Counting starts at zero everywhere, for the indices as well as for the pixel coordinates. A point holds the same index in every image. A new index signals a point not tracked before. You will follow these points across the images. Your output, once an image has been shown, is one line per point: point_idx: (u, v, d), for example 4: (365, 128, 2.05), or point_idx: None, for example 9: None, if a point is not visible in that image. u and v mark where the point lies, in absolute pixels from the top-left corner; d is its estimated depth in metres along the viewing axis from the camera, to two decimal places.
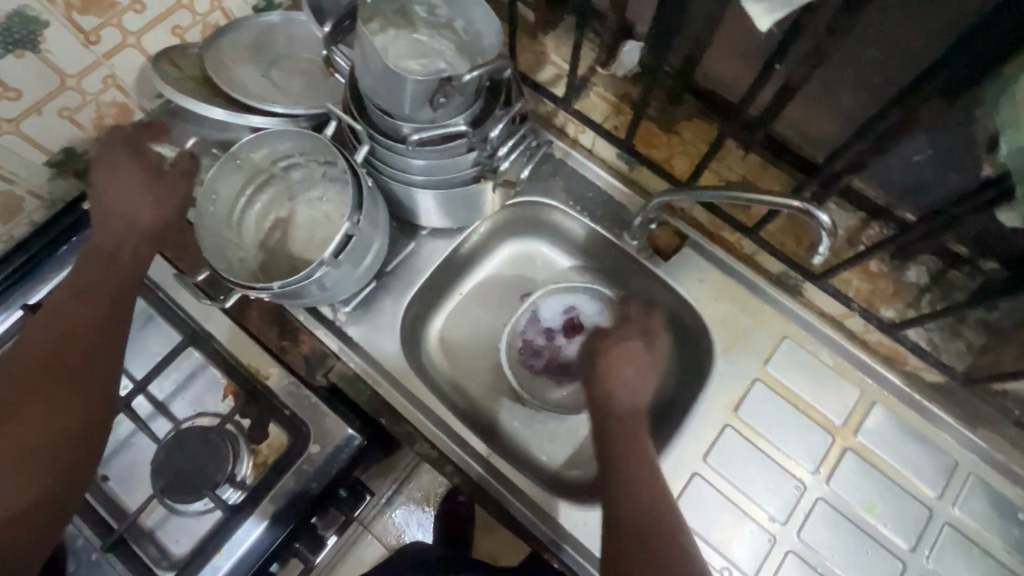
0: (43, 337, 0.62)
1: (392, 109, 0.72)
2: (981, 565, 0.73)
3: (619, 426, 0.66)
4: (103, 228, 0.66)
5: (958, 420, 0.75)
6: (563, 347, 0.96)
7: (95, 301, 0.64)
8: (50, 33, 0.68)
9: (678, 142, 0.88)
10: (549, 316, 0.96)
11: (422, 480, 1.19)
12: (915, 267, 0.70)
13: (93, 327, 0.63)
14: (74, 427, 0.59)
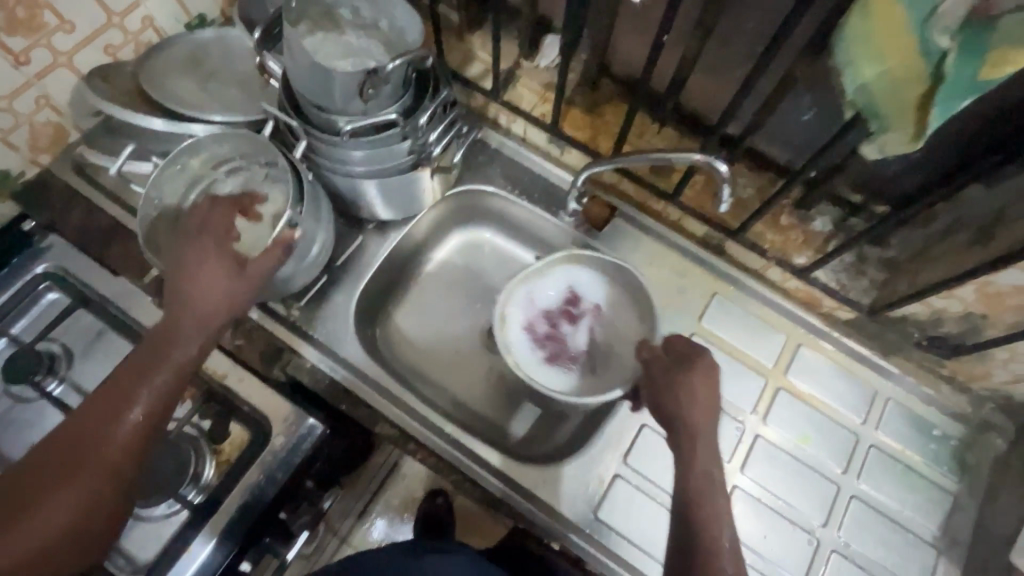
0: (90, 417, 0.57)
1: (323, 101, 0.66)
2: (906, 480, 0.76)
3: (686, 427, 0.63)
4: (179, 311, 0.61)
5: (874, 352, 0.80)
6: (564, 328, 0.83)
7: (139, 394, 0.58)
8: None
9: (602, 123, 0.85)
10: (552, 299, 0.83)
11: (400, 484, 1.16)
12: (819, 217, 0.77)
13: (136, 431, 0.58)
14: (93, 519, 0.55)
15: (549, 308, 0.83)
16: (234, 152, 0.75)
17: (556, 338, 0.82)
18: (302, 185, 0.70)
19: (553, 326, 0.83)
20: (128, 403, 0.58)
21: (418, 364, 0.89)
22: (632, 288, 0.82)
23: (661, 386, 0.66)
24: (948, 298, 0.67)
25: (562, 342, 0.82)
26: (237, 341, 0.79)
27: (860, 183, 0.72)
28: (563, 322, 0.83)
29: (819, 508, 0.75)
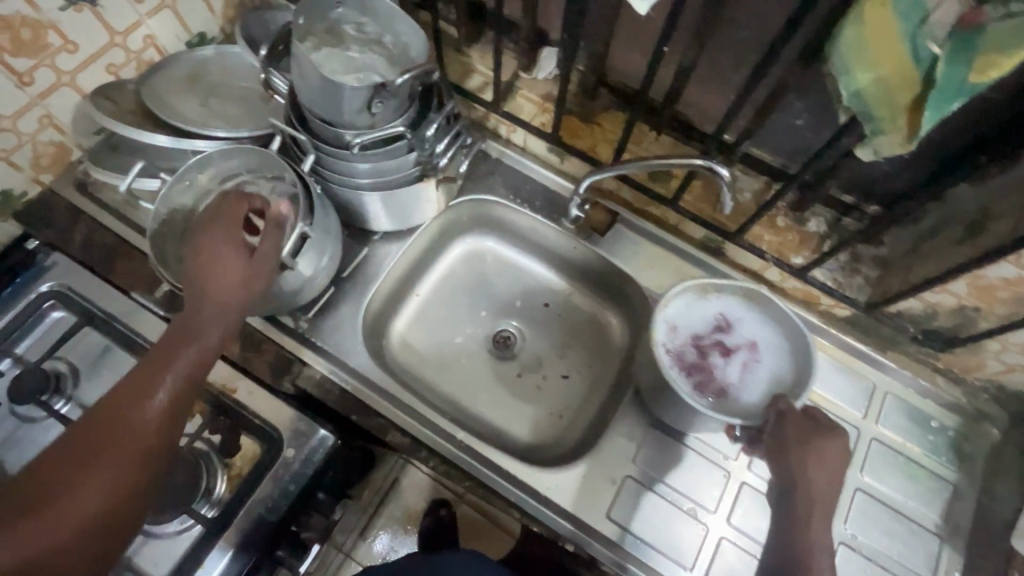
0: (113, 404, 0.58)
1: (330, 114, 0.67)
2: (908, 472, 0.78)
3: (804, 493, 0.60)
4: (195, 307, 0.62)
5: (871, 347, 0.82)
6: (710, 361, 0.71)
7: (167, 383, 0.59)
8: None
9: (601, 132, 0.87)
10: (700, 326, 0.73)
11: (405, 494, 1.15)
12: (814, 219, 0.80)
13: (162, 421, 0.58)
14: (116, 507, 0.55)
15: (695, 338, 0.72)
16: (242, 168, 0.77)
17: (700, 371, 0.71)
18: (312, 200, 0.71)
19: (699, 357, 0.72)
20: (152, 387, 0.58)
21: (425, 372, 0.90)
22: (792, 335, 0.70)
23: (789, 447, 0.62)
24: (942, 293, 0.69)
25: (709, 375, 0.71)
26: (246, 354, 0.79)
27: (852, 184, 0.75)
28: (711, 353, 0.72)
29: None
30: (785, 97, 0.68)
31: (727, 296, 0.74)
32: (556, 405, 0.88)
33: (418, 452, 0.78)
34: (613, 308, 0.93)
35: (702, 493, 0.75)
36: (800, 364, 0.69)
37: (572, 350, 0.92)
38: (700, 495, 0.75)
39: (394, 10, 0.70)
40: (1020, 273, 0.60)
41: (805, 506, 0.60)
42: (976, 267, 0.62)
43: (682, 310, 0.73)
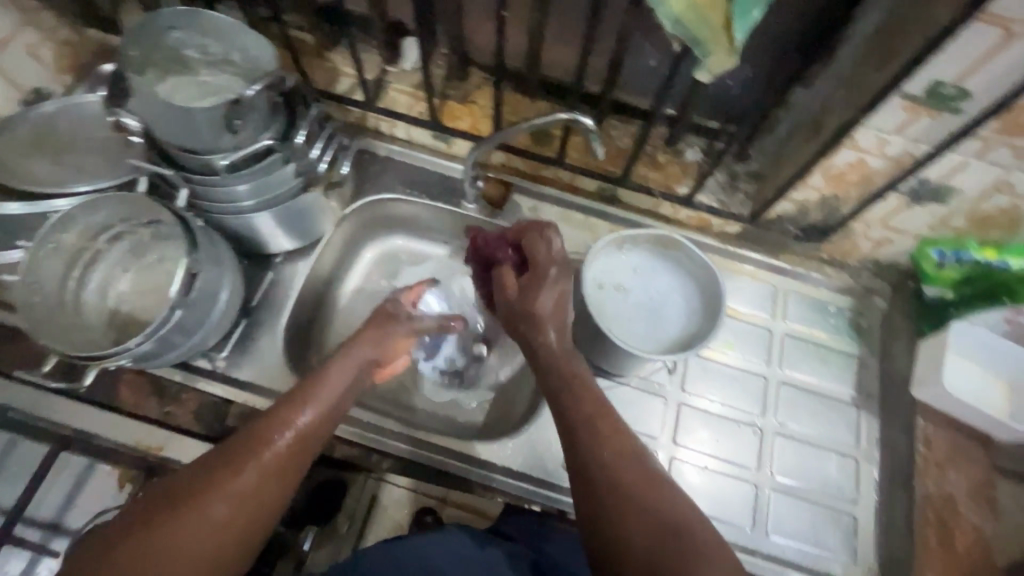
0: (597, 454, 0.58)
1: (191, 142, 0.63)
2: (819, 356, 0.86)
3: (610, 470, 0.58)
4: (588, 407, 0.61)
5: (765, 255, 0.89)
6: (503, 274, 0.69)
7: (606, 437, 0.60)
8: None
9: (479, 109, 0.88)
10: (628, 274, 0.78)
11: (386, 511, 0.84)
12: (689, 149, 0.86)
13: (611, 435, 0.60)
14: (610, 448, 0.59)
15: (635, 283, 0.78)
16: (113, 219, 0.71)
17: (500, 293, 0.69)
18: (194, 234, 0.67)
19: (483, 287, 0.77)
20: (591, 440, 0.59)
21: None
22: (685, 262, 0.78)
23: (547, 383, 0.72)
24: (805, 189, 0.76)
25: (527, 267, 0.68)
26: (166, 409, 0.74)
27: (712, 109, 0.80)
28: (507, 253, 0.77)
29: (755, 402, 0.83)
30: (630, 40, 0.72)
31: (644, 248, 0.79)
32: (462, 292, 0.94)
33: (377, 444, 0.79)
34: None
35: (648, 423, 0.80)
36: (690, 270, 0.78)
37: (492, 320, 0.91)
38: (647, 425, 0.80)
39: (233, 24, 0.67)
40: (860, 157, 0.68)
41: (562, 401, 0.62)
42: (823, 159, 0.69)
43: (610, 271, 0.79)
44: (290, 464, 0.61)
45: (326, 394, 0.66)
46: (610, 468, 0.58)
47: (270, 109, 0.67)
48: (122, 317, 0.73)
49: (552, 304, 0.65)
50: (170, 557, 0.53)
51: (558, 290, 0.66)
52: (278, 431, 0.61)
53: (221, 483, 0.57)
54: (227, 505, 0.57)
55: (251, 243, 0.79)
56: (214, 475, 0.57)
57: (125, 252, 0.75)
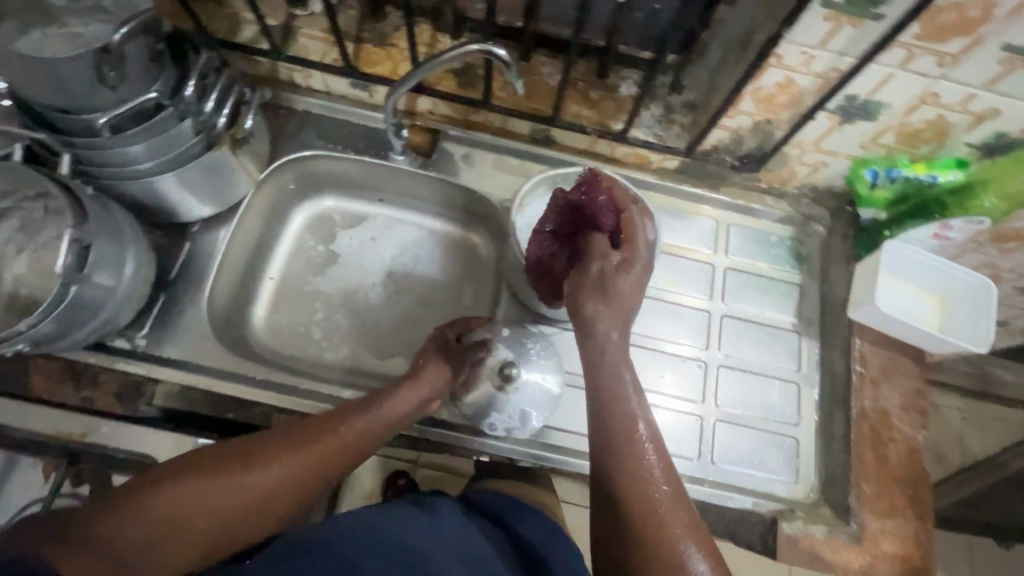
0: (637, 483, 0.53)
1: (63, 100, 0.57)
2: (761, 287, 0.86)
3: (628, 475, 0.53)
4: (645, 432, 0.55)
5: (705, 189, 0.87)
6: (594, 240, 0.60)
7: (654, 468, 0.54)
8: None
9: (399, 53, 0.82)
10: None
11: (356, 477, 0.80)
12: (624, 82, 0.82)
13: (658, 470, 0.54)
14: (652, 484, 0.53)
15: None
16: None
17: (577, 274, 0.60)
18: (83, 202, 0.62)
19: (544, 246, 0.69)
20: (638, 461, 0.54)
21: (297, 351, 0.83)
22: None
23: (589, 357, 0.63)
24: (737, 115, 0.74)
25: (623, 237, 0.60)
26: (85, 393, 0.70)
27: (640, 35, 0.76)
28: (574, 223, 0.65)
29: (700, 337, 0.83)
30: None
31: None
32: (403, 251, 0.90)
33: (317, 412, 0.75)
34: (472, 227, 0.91)
35: None
36: None
37: (434, 277, 0.88)
38: None
39: None
40: (787, 76, 0.66)
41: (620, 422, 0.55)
42: (751, 80, 0.67)
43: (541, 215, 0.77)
44: (337, 461, 0.63)
45: (386, 412, 0.66)
46: (643, 487, 0.53)
47: (154, 59, 0.60)
48: (19, 301, 0.67)
49: (629, 288, 0.58)
50: (194, 508, 0.55)
51: (639, 271, 0.59)
52: (334, 431, 0.63)
53: (268, 465, 0.59)
54: (268, 488, 0.59)
55: (160, 212, 0.74)
56: (263, 455, 0.60)
57: (15, 230, 0.69)
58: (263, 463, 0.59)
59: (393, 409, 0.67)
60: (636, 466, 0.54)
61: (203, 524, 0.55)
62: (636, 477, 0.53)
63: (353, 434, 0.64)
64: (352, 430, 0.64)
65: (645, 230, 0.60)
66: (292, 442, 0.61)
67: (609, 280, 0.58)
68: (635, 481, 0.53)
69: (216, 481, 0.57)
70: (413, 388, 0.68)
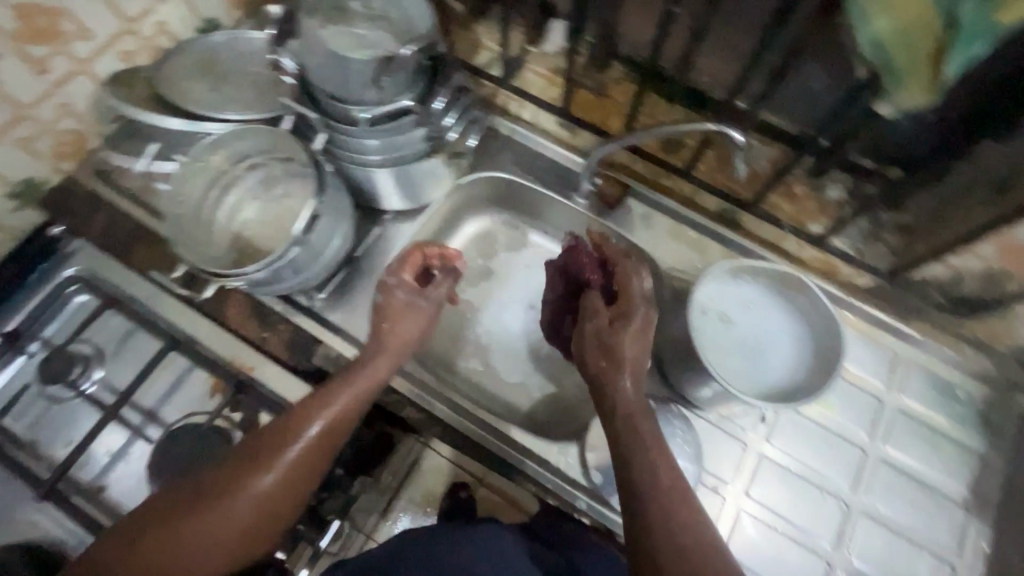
0: (669, 519, 0.54)
1: (340, 91, 0.66)
2: (932, 442, 0.76)
3: (659, 512, 0.54)
4: (667, 463, 0.57)
5: (894, 317, 0.80)
6: (590, 297, 0.67)
7: (681, 504, 0.55)
8: (3, 65, 0.71)
9: (613, 105, 0.86)
10: (735, 305, 0.73)
11: (422, 476, 0.91)
12: (833, 185, 0.77)
13: (682, 504, 0.55)
14: (678, 519, 0.54)
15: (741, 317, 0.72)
16: (255, 149, 0.76)
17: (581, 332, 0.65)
18: (324, 176, 0.70)
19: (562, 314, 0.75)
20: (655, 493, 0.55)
21: (436, 350, 0.88)
22: (804, 305, 0.71)
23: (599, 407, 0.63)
24: (971, 255, 0.68)
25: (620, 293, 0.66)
26: (264, 333, 0.79)
27: (871, 148, 0.70)
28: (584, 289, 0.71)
29: (846, 474, 0.75)
30: (799, 58, 0.65)
31: (760, 281, 0.73)
32: None
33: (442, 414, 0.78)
34: None
35: (721, 465, 0.75)
36: (807, 316, 0.71)
37: None
38: (718, 467, 0.75)
39: None
40: None
41: (643, 464, 0.57)
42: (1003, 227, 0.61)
43: (716, 298, 0.73)
44: (304, 472, 0.67)
45: (315, 426, 0.67)
46: (666, 521, 0.54)
47: (417, 71, 0.68)
48: (243, 241, 0.79)
49: (631, 336, 0.62)
50: (177, 542, 0.62)
51: (635, 320, 0.63)
52: (284, 442, 0.67)
53: (228, 499, 0.64)
54: (239, 513, 0.64)
55: (368, 196, 0.82)
56: (225, 490, 0.64)
57: (257, 182, 0.80)
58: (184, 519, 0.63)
59: (329, 429, 0.68)
60: (663, 505, 0.55)
61: (236, 514, 0.64)
62: (662, 513, 0.54)
63: (300, 447, 0.67)
64: (293, 443, 0.67)
65: (635, 284, 0.66)
66: (236, 472, 0.65)
67: (611, 333, 0.63)
68: (664, 514, 0.54)
69: (176, 525, 0.62)
70: (356, 391, 0.70)
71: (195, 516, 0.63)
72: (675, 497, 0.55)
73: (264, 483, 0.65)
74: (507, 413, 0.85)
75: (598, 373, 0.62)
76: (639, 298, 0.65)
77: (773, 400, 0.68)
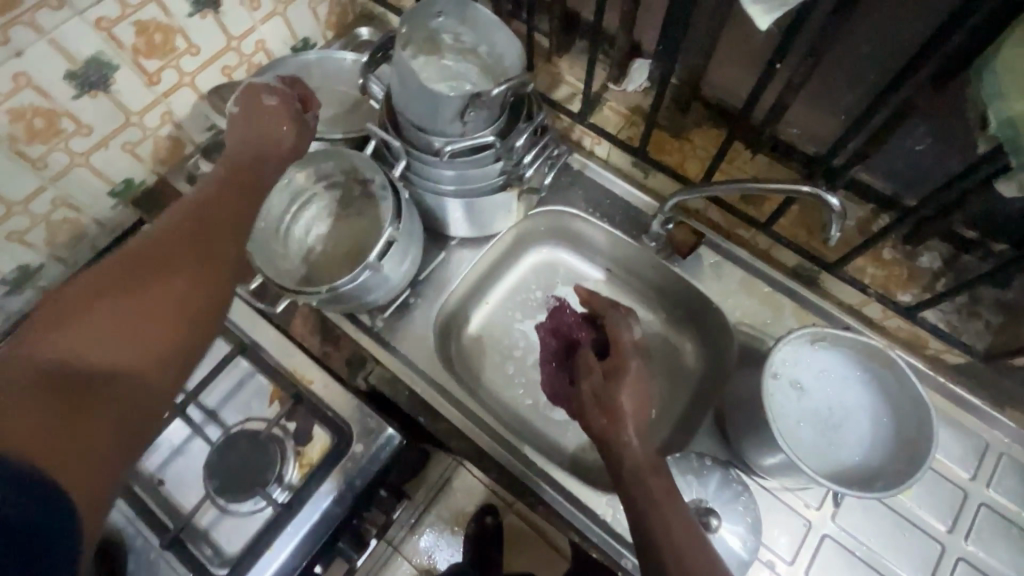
0: (658, 513, 0.56)
1: (425, 122, 0.67)
2: (1022, 545, 0.69)
3: (654, 513, 0.56)
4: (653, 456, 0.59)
5: (984, 401, 0.74)
6: (583, 357, 0.69)
7: (669, 495, 0.57)
8: (120, 76, 0.76)
9: (690, 148, 0.84)
10: (812, 374, 0.69)
11: (456, 491, 1.08)
12: (927, 253, 0.72)
13: (670, 496, 0.57)
14: (668, 511, 0.56)
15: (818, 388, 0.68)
16: (336, 170, 0.79)
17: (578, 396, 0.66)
18: (400, 203, 0.72)
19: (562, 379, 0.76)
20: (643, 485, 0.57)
21: (489, 379, 0.87)
22: (889, 382, 0.66)
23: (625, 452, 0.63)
24: None
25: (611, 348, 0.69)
26: (324, 348, 0.84)
27: (977, 217, 0.66)
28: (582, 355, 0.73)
29: (919, 568, 0.69)
30: (906, 121, 0.61)
31: (840, 350, 0.69)
32: None
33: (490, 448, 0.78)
34: (687, 333, 0.88)
35: (778, 539, 0.71)
36: (890, 393, 0.67)
37: None
38: (775, 542, 0.71)
39: (492, 20, 0.69)
40: None
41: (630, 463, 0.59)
42: None
43: (791, 363, 0.70)
44: (151, 258, 0.51)
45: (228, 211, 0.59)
46: (655, 515, 0.56)
47: (501, 108, 0.69)
48: (314, 256, 0.81)
49: (628, 388, 0.63)
50: (94, 339, 0.45)
51: (628, 371, 0.65)
52: (191, 236, 0.55)
53: (144, 284, 0.49)
54: (150, 308, 0.48)
55: (437, 222, 0.83)
56: (111, 293, 0.47)
57: (334, 200, 0.83)
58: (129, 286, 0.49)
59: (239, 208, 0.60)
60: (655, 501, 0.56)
61: (157, 336, 0.48)
62: (653, 507, 0.56)
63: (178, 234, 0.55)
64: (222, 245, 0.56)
65: (625, 334, 0.69)
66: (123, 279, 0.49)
67: (604, 389, 0.64)
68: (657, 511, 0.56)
69: (69, 324, 0.45)
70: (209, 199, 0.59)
71: (105, 299, 0.47)
72: (660, 490, 0.57)
73: (175, 274, 0.51)
74: (554, 453, 0.83)
75: (601, 429, 0.62)
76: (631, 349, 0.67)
77: (847, 485, 0.63)
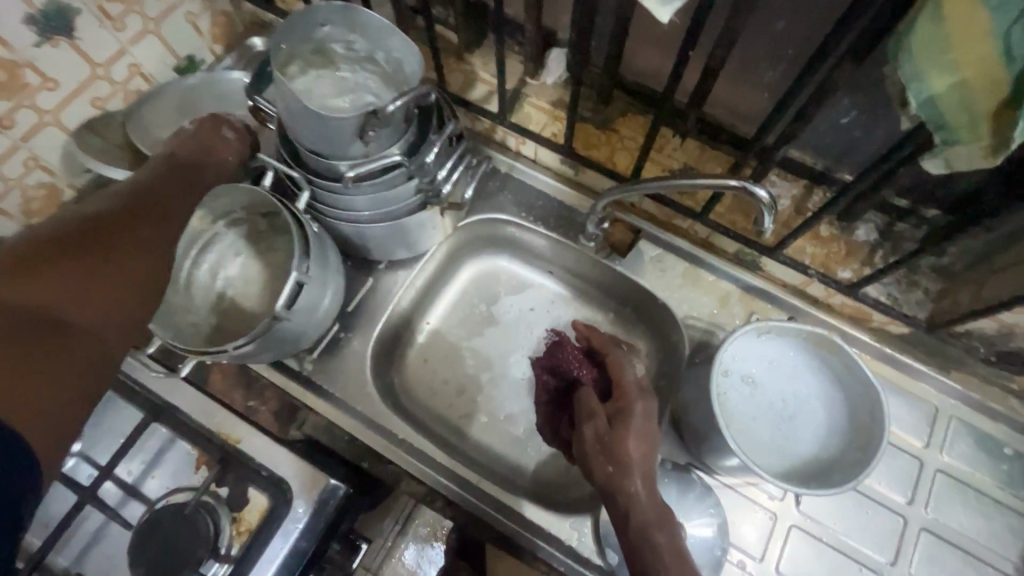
0: (640, 506, 0.57)
1: (321, 147, 0.60)
2: (979, 506, 0.70)
3: (631, 507, 0.57)
4: (644, 452, 0.59)
5: (930, 367, 0.73)
6: (584, 399, 0.65)
7: (651, 489, 0.58)
8: None
9: (618, 139, 0.79)
10: (761, 366, 0.67)
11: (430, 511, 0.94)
12: (862, 225, 0.71)
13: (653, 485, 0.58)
14: (650, 502, 0.57)
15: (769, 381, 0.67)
16: (235, 205, 0.71)
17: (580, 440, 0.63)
18: (308, 237, 0.64)
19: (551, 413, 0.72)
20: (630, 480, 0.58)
21: (437, 407, 0.82)
22: (837, 369, 0.65)
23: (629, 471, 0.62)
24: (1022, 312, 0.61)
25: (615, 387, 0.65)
26: (250, 403, 0.77)
27: (908, 185, 0.64)
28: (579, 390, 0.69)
29: (884, 545, 0.69)
30: (831, 98, 0.58)
31: (787, 339, 0.67)
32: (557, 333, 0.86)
33: (444, 484, 0.73)
34: (638, 331, 0.85)
35: (745, 535, 0.69)
36: (838, 378, 0.65)
37: None
38: (743, 538, 0.69)
39: (384, 25, 0.62)
40: None
41: (613, 452, 0.60)
42: None
43: (739, 358, 0.68)
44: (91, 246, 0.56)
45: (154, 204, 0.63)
46: (634, 508, 0.57)
47: (405, 121, 0.62)
48: (225, 302, 0.73)
49: (635, 437, 0.60)
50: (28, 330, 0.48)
51: (635, 417, 0.62)
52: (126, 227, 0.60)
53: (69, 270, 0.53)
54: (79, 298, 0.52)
55: (358, 249, 0.77)
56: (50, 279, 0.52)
57: (239, 237, 0.75)
58: (95, 255, 0.56)
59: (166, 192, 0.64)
60: (633, 497, 0.57)
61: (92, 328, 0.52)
62: (633, 499, 0.57)
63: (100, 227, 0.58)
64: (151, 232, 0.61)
65: (628, 371, 0.66)
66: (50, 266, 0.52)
67: (615, 435, 0.60)
68: (640, 507, 0.57)
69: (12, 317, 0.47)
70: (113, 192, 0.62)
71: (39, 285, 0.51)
72: (646, 486, 0.58)
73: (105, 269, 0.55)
74: (514, 476, 0.79)
75: (607, 477, 0.59)
76: (641, 390, 0.64)
77: (804, 482, 0.62)
